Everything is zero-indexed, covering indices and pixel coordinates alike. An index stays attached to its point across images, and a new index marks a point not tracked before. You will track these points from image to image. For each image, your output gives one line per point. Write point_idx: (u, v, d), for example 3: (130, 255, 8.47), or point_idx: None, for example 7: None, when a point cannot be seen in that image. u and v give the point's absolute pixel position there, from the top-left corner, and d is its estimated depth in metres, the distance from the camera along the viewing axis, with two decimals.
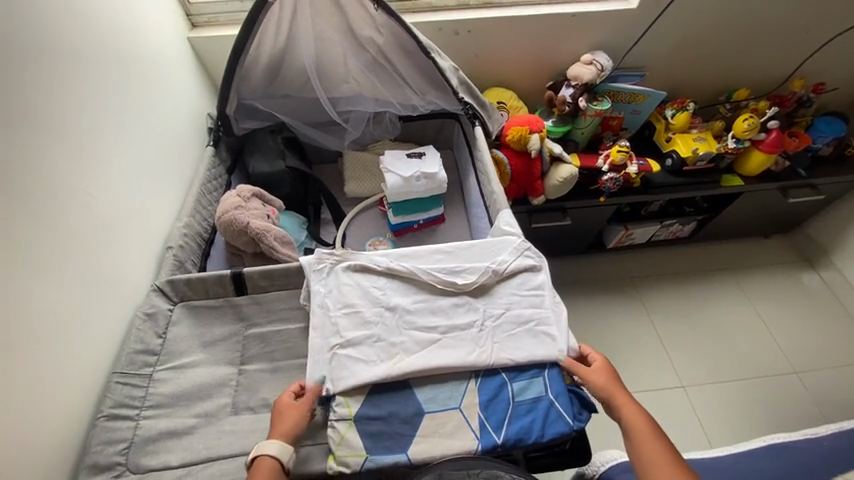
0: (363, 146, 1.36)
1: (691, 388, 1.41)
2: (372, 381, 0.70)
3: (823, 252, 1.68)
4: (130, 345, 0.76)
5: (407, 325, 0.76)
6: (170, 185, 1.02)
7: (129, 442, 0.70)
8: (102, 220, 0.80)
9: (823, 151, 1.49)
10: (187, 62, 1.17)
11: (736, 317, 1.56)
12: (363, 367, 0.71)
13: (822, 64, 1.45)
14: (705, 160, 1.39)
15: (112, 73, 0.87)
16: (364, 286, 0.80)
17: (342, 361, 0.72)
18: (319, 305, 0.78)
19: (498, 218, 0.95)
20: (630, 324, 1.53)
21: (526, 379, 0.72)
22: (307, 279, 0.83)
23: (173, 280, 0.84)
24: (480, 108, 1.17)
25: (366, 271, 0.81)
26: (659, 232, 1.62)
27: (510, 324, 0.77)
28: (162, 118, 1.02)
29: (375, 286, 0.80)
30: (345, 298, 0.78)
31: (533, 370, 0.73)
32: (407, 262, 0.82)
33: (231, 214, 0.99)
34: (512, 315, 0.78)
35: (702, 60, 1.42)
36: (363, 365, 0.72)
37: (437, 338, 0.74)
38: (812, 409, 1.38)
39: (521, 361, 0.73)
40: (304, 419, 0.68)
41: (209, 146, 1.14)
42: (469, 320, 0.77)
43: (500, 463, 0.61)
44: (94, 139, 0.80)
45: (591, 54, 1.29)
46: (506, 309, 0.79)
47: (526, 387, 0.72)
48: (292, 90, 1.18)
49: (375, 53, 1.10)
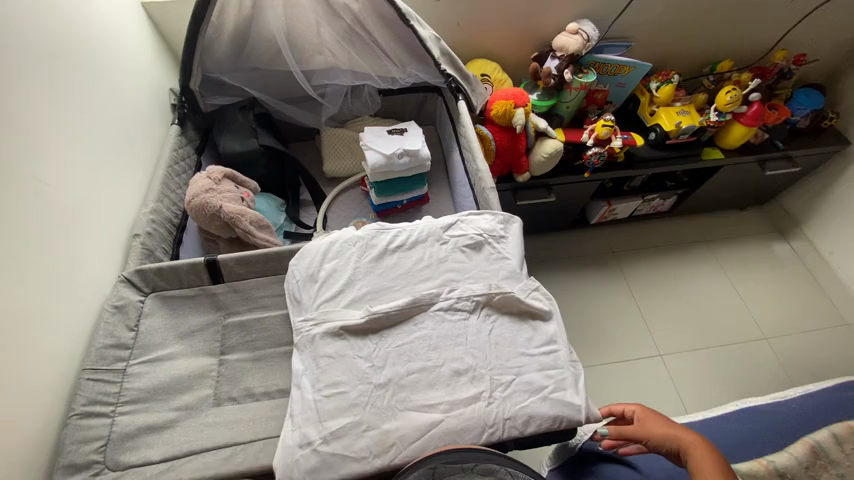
0: (342, 122, 1.30)
1: (669, 356, 1.47)
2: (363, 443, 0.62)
3: (795, 223, 1.74)
4: (100, 340, 0.72)
5: (403, 395, 0.66)
6: (133, 168, 0.95)
7: (106, 439, 0.67)
8: (58, 209, 0.73)
9: (801, 123, 1.52)
10: (143, 30, 1.06)
11: (712, 288, 1.62)
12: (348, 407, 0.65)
13: (805, 34, 1.45)
14: (687, 133, 1.39)
15: (56, 42, 0.77)
16: (351, 341, 0.71)
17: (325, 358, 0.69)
18: (302, 366, 0.70)
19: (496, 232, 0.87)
20: (613, 298, 1.56)
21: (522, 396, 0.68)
22: (290, 309, 0.77)
23: (143, 270, 0.80)
24: (463, 81, 1.12)
25: (352, 321, 0.72)
26: (641, 207, 1.63)
27: (521, 393, 0.68)
28: (118, 93, 0.93)
29: (364, 337, 0.71)
30: (333, 359, 0.69)
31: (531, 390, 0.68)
32: (401, 305, 0.73)
33: (201, 199, 0.93)
34: (522, 384, 0.69)
35: (688, 29, 1.39)
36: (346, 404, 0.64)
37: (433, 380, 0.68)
38: (780, 372, 1.46)
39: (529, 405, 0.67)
40: None
41: (174, 124, 1.07)
42: (474, 392, 0.67)
43: (495, 456, 0.59)
44: (45, 117, 0.73)
45: (578, 23, 1.24)
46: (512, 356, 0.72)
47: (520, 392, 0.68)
48: (261, 63, 1.10)
49: (351, 21, 1.02)
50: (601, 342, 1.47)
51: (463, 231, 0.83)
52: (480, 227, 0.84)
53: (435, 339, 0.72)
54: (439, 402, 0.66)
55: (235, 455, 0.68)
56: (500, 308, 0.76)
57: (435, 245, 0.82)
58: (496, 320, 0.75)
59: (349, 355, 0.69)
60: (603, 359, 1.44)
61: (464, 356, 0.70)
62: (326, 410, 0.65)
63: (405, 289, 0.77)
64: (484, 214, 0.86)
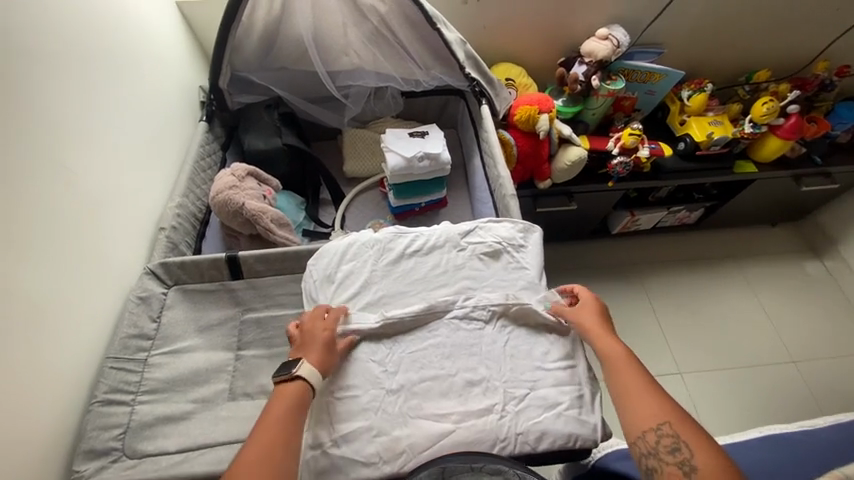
0: (364, 123, 1.30)
1: (688, 374, 1.42)
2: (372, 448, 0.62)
3: (831, 242, 1.65)
4: (124, 330, 0.74)
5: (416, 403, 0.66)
6: (161, 163, 0.98)
7: (125, 426, 0.69)
8: (89, 201, 0.76)
9: (841, 137, 1.44)
10: (177, 29, 1.10)
11: (736, 305, 1.55)
12: (361, 414, 0.65)
13: (851, 44, 1.37)
14: (719, 145, 1.34)
15: (94, 40, 0.80)
16: (366, 345, 0.71)
17: (341, 361, 0.69)
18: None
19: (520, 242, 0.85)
20: (632, 310, 1.52)
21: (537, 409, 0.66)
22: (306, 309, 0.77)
23: (166, 263, 0.82)
24: (487, 85, 1.11)
25: (367, 325, 0.71)
26: (666, 218, 1.58)
27: (535, 408, 0.67)
28: (150, 89, 0.96)
29: (378, 341, 0.71)
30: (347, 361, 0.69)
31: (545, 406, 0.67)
32: (416, 311, 0.73)
33: (225, 195, 0.95)
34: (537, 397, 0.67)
35: (724, 36, 1.33)
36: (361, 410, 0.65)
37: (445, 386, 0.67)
38: (807, 398, 1.39)
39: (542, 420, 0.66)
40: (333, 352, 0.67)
41: (202, 121, 1.10)
42: (486, 404, 0.66)
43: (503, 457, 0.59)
44: (78, 112, 0.75)
45: (608, 28, 1.21)
46: (527, 368, 0.70)
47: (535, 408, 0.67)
48: (288, 63, 1.11)
49: (377, 24, 1.02)
50: None
51: (482, 238, 0.82)
52: (499, 235, 0.83)
53: (449, 348, 0.71)
54: (451, 411, 0.65)
55: None
56: (517, 319, 0.74)
57: (452, 251, 0.81)
58: (512, 331, 0.73)
59: (363, 360, 0.69)
60: None
61: (478, 366, 0.70)
62: (338, 412, 0.65)
63: (420, 295, 0.76)
64: (504, 222, 0.85)
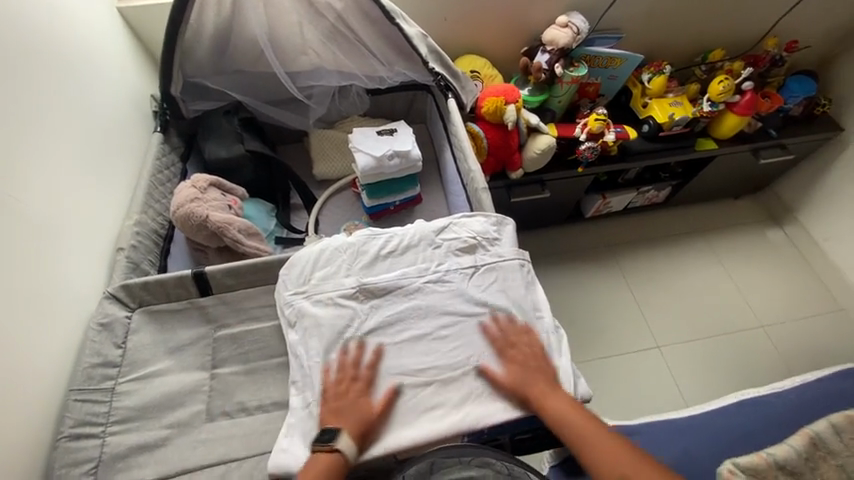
0: (331, 123, 1.27)
1: (666, 348, 1.47)
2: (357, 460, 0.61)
3: (788, 210, 1.74)
4: (86, 360, 0.70)
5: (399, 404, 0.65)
6: (115, 178, 0.92)
7: (97, 460, 0.66)
8: (36, 226, 0.70)
9: (793, 111, 1.51)
10: (120, 35, 1.03)
11: (707, 278, 1.62)
12: None
13: (796, 21, 1.43)
14: (681, 124, 1.37)
15: (25, 51, 0.73)
16: (345, 308, 0.72)
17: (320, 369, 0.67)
18: (298, 377, 0.68)
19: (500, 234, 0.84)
20: (608, 290, 1.56)
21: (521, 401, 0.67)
22: (284, 323, 0.75)
23: (128, 285, 0.78)
24: (452, 78, 1.10)
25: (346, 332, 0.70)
26: (636, 199, 1.62)
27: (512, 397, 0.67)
28: (96, 102, 0.90)
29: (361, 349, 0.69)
30: (327, 368, 0.68)
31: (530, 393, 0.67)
32: (393, 277, 0.76)
33: (187, 208, 0.90)
34: None
35: (679, 18, 1.36)
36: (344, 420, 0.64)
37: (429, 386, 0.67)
38: (775, 359, 1.47)
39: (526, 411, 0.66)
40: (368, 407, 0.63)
41: (157, 131, 1.04)
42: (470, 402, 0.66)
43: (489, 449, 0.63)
44: (16, 131, 0.69)
45: (567, 15, 1.22)
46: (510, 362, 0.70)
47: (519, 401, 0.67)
48: (245, 65, 1.07)
49: (335, 21, 0.99)
50: (599, 337, 1.47)
51: (456, 234, 0.81)
52: (472, 229, 0.82)
53: (430, 348, 0.70)
54: (436, 409, 0.65)
55: (230, 472, 0.67)
56: (497, 311, 0.74)
57: (428, 249, 0.80)
58: (493, 323, 0.73)
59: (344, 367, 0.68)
60: (600, 354, 1.44)
61: (463, 362, 0.69)
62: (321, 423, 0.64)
63: (397, 298, 0.74)
64: (476, 216, 0.84)
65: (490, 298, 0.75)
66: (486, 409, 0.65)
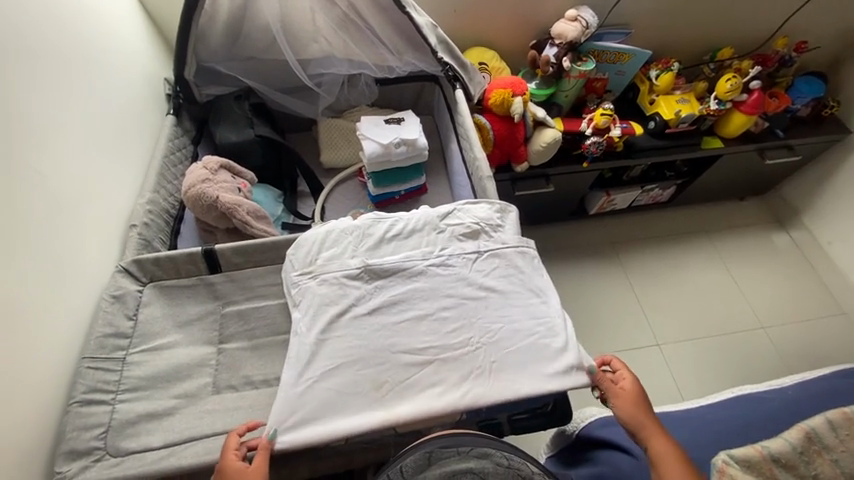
0: (340, 112, 1.29)
1: (667, 345, 1.48)
2: (356, 431, 0.63)
3: (795, 213, 1.73)
4: (99, 329, 0.73)
5: (400, 380, 0.67)
6: (129, 158, 0.95)
7: (106, 426, 0.68)
8: (54, 198, 0.73)
9: (801, 111, 1.51)
10: (137, 18, 1.06)
11: (710, 277, 1.62)
12: (347, 398, 0.65)
13: (806, 21, 1.43)
14: (687, 122, 1.38)
15: (48, 30, 0.76)
16: (350, 287, 0.74)
17: (322, 348, 0.69)
18: (295, 356, 0.68)
19: (504, 219, 0.86)
20: (609, 287, 1.57)
21: (521, 383, 0.68)
22: (290, 301, 0.77)
23: (140, 260, 0.80)
24: (460, 69, 1.11)
25: (353, 311, 0.72)
26: (640, 197, 1.62)
27: (511, 375, 0.69)
28: (113, 83, 0.92)
29: (366, 327, 0.71)
30: (330, 345, 0.69)
31: (527, 373, 0.69)
32: (398, 259, 0.77)
33: (198, 189, 0.92)
34: (515, 368, 0.69)
35: (688, 15, 1.37)
36: (346, 396, 0.65)
37: (430, 366, 0.68)
38: (776, 360, 1.47)
39: (525, 392, 0.67)
40: (253, 466, 0.60)
41: (170, 114, 1.07)
42: (468, 379, 0.68)
43: (489, 439, 0.60)
44: (35, 105, 0.71)
45: (576, 9, 1.23)
46: (510, 344, 0.71)
47: (517, 382, 0.68)
48: (257, 52, 1.09)
49: (346, 8, 1.00)
50: (599, 333, 1.48)
51: (460, 219, 0.83)
52: (477, 215, 0.84)
53: (430, 327, 0.71)
54: (436, 387, 0.67)
55: None
56: (499, 296, 0.75)
57: (432, 232, 0.82)
58: (494, 306, 0.74)
59: (348, 344, 0.69)
60: (599, 348, 1.45)
61: (463, 343, 0.70)
62: (324, 397, 0.65)
63: (400, 279, 0.75)
64: (480, 202, 0.86)
65: (493, 282, 0.76)
66: (484, 387, 0.67)
